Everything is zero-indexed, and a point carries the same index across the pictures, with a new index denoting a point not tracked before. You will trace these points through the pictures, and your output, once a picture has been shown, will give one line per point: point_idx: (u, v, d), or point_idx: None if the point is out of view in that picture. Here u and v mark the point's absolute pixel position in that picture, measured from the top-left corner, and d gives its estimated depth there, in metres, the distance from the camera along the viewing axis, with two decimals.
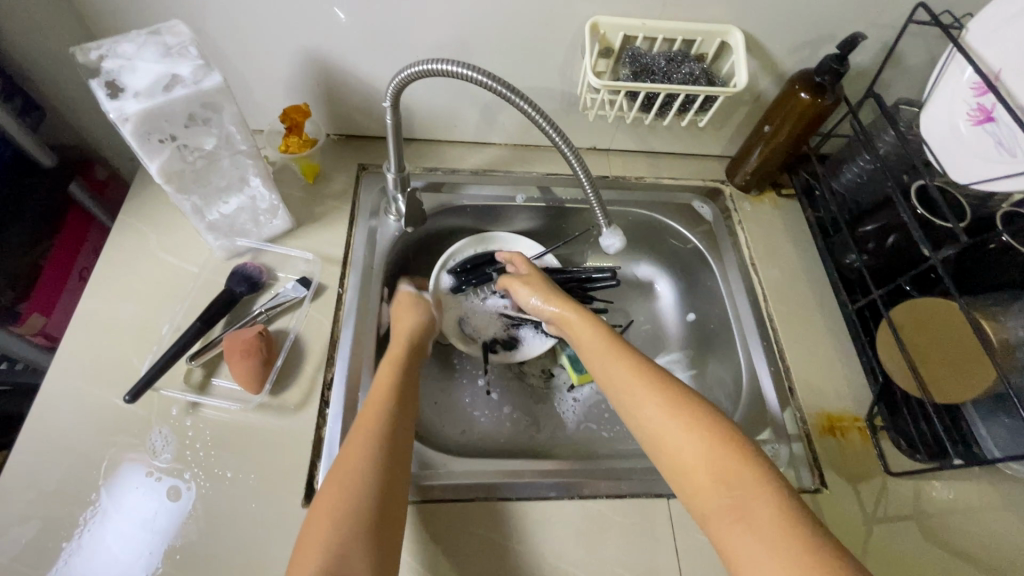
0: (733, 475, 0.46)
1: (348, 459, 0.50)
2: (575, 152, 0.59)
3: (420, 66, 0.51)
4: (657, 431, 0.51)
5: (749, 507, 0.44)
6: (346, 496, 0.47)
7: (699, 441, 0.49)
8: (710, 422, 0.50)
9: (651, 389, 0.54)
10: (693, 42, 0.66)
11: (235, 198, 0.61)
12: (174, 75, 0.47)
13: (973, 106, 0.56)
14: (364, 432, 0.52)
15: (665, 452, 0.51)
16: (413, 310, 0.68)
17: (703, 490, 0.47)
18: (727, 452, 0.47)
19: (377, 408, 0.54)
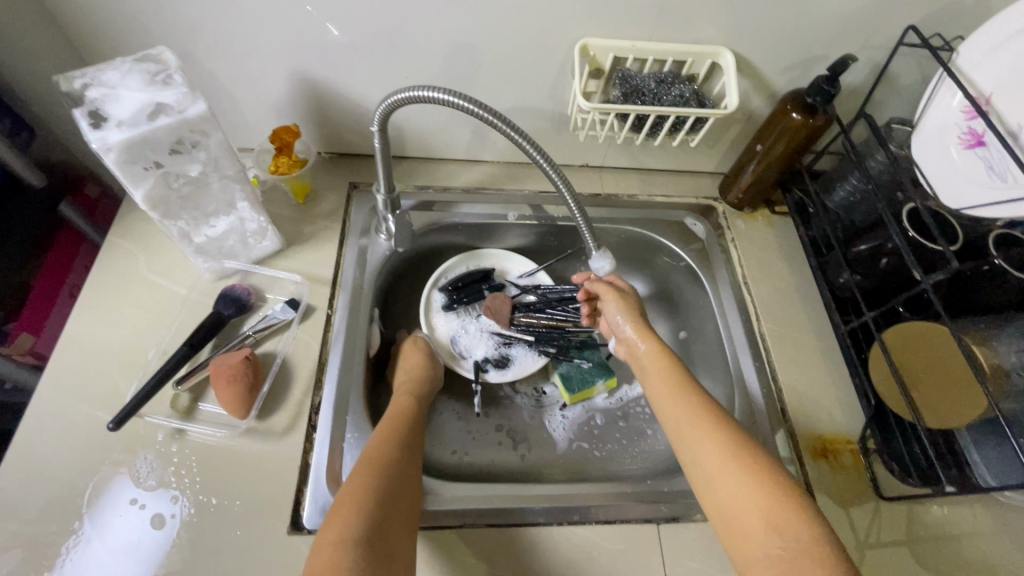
0: (790, 520, 0.46)
1: (365, 465, 0.51)
2: (561, 175, 0.58)
3: (407, 93, 0.51)
4: (712, 471, 0.52)
5: (805, 554, 0.44)
6: (367, 494, 0.48)
7: (752, 483, 0.49)
8: (763, 465, 0.51)
9: (708, 427, 0.55)
10: (684, 62, 0.66)
11: (224, 220, 0.61)
12: (159, 104, 0.47)
13: (964, 129, 0.56)
14: (380, 443, 0.54)
15: (716, 489, 0.51)
16: (421, 346, 0.72)
17: (755, 531, 0.47)
18: (779, 496, 0.48)
19: (392, 425, 0.57)
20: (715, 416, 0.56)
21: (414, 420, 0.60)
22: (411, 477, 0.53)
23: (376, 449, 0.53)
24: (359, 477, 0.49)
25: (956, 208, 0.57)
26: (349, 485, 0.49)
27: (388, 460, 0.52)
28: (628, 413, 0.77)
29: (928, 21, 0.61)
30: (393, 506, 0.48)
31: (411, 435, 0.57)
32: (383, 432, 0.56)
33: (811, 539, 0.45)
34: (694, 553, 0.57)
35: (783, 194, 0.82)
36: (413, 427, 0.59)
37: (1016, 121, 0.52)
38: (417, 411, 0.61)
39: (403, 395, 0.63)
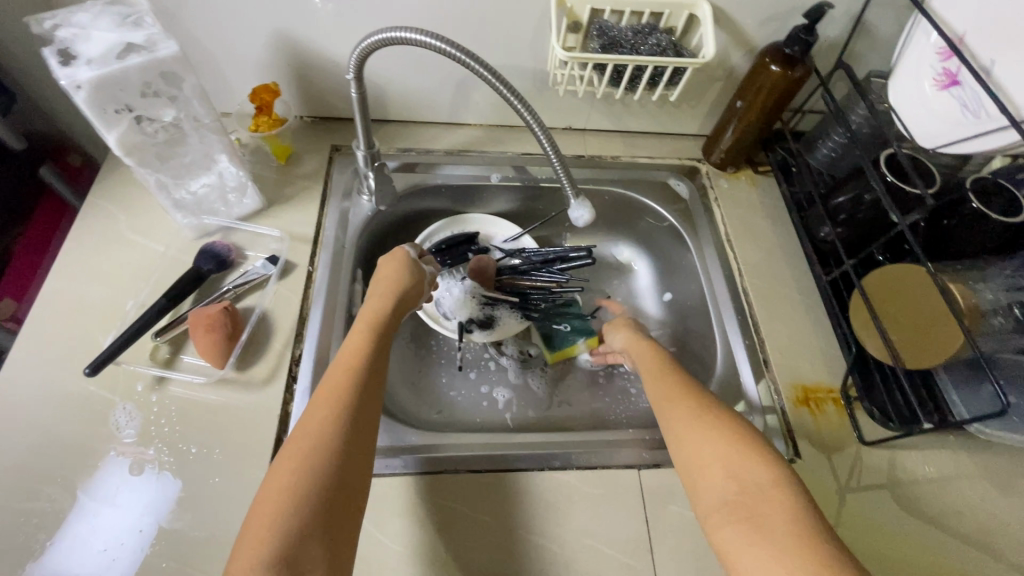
0: (749, 465, 0.47)
1: (298, 443, 0.45)
2: (541, 125, 0.58)
3: (382, 34, 0.51)
4: (679, 432, 0.52)
5: (761, 497, 0.44)
6: (303, 480, 0.43)
7: (717, 438, 0.49)
8: (729, 419, 0.51)
9: (680, 393, 0.55)
10: (661, 14, 0.66)
11: (203, 176, 0.61)
12: (129, 43, 0.47)
13: (939, 71, 0.56)
14: (320, 412, 0.47)
15: (683, 450, 0.51)
16: (398, 268, 0.64)
17: (713, 486, 0.47)
18: (741, 445, 0.48)
19: (339, 385, 0.50)
20: (684, 381, 0.57)
21: (369, 374, 0.52)
22: (357, 449, 0.46)
23: (314, 420, 0.47)
24: (291, 458, 0.44)
25: (931, 148, 0.58)
26: (288, 455, 0.44)
27: (327, 434, 0.45)
28: (612, 373, 0.78)
29: None
30: (343, 466, 0.45)
31: (364, 396, 0.50)
32: (333, 390, 0.49)
33: (771, 486, 0.45)
34: (675, 497, 0.57)
35: (766, 153, 0.82)
36: (375, 378, 0.52)
37: (989, 57, 0.52)
38: (376, 363, 0.54)
39: (359, 338, 0.55)
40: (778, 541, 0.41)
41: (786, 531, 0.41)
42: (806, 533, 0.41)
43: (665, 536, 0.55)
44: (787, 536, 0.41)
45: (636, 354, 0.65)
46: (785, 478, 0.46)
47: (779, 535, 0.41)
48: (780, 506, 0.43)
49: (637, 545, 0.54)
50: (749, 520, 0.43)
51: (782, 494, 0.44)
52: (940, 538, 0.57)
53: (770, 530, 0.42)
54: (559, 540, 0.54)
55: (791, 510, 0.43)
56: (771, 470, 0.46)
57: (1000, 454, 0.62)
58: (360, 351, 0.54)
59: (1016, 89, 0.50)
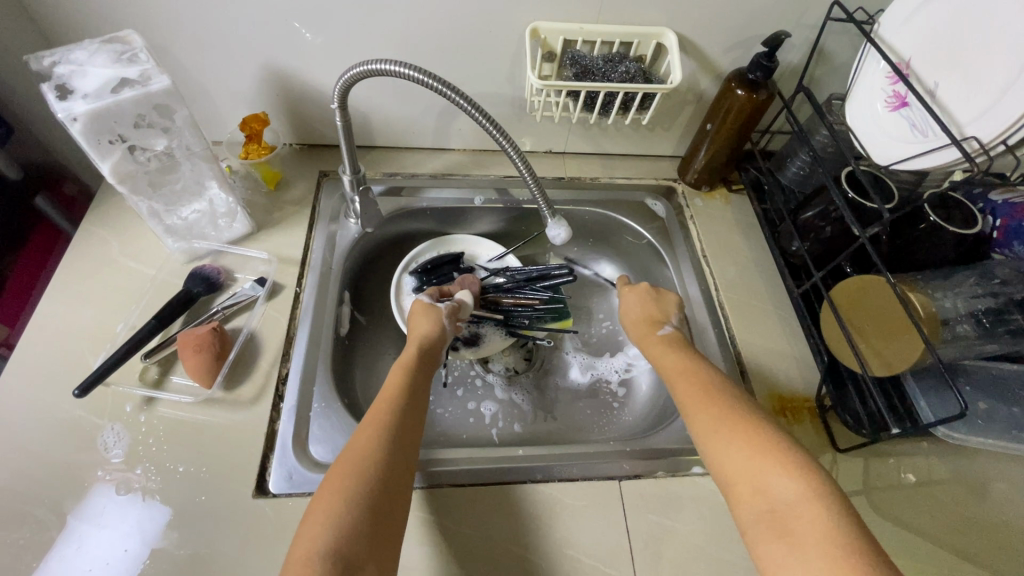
0: (776, 477, 0.46)
1: (341, 473, 0.46)
2: (516, 147, 0.61)
3: (364, 66, 0.55)
4: (704, 437, 0.52)
5: (794, 511, 0.43)
6: (347, 495, 0.45)
7: (746, 446, 0.49)
8: (757, 423, 0.51)
9: (704, 396, 0.55)
10: (630, 44, 0.70)
11: (194, 202, 0.63)
12: (123, 78, 0.50)
13: (889, 93, 0.60)
14: (361, 444, 0.49)
15: (713, 458, 0.51)
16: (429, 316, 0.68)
17: (745, 498, 0.47)
18: (769, 453, 0.48)
19: (380, 413, 0.53)
20: (709, 382, 0.57)
21: (405, 410, 0.54)
22: (397, 478, 0.48)
23: (356, 453, 0.48)
24: (331, 491, 0.45)
25: (885, 166, 0.60)
26: (335, 473, 0.47)
27: (371, 465, 0.47)
28: (597, 389, 0.79)
29: None
30: (390, 483, 0.47)
31: (406, 421, 0.53)
32: (375, 417, 0.52)
33: (804, 494, 0.44)
34: (655, 507, 0.59)
35: (739, 173, 0.85)
36: (413, 406, 0.55)
37: (933, 80, 0.56)
38: (415, 394, 0.57)
39: (398, 376, 0.58)
40: (817, 561, 0.40)
41: (825, 550, 0.40)
42: (844, 553, 0.40)
43: (646, 545, 0.56)
44: (827, 555, 0.40)
45: (655, 352, 0.64)
46: (816, 490, 0.44)
47: (817, 554, 0.40)
48: (817, 522, 0.42)
49: (616, 556, 0.55)
50: (788, 535, 0.42)
51: (815, 508, 0.43)
52: (919, 544, 0.57)
53: (807, 548, 0.41)
54: (542, 552, 0.54)
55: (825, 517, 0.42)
56: (802, 482, 0.45)
57: (973, 459, 0.63)
58: (398, 388, 0.57)
59: (957, 109, 0.53)
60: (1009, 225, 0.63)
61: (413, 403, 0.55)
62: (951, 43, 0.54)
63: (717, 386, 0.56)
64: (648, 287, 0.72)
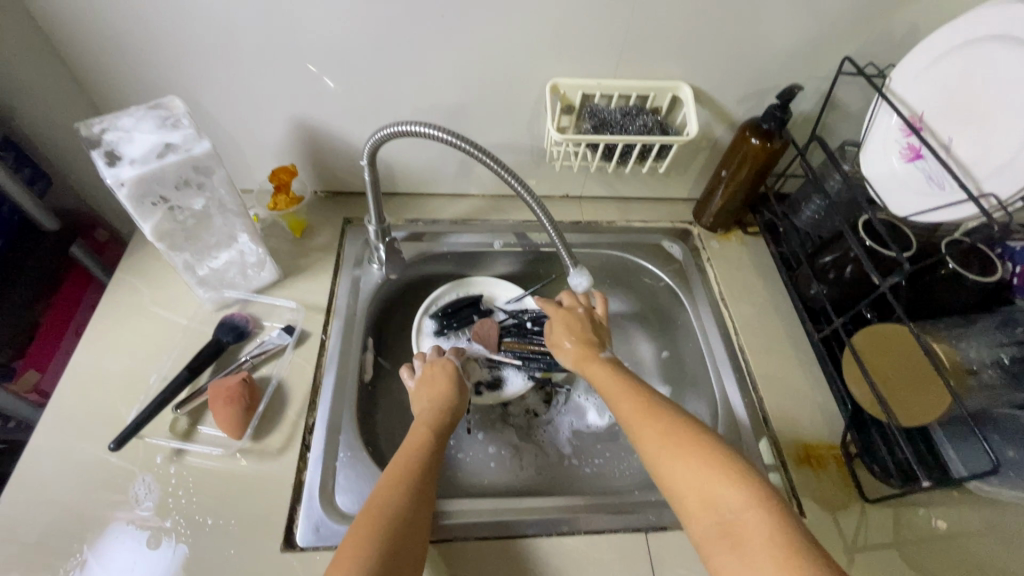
0: (721, 488, 0.47)
1: (366, 522, 0.48)
2: (537, 199, 0.62)
3: (394, 128, 0.57)
4: (651, 456, 0.53)
5: (742, 523, 0.45)
6: (367, 541, 0.46)
7: (690, 460, 0.50)
8: (696, 433, 0.53)
9: (645, 414, 0.56)
10: (647, 97, 0.73)
11: (225, 253, 0.65)
12: (168, 144, 0.53)
13: (904, 145, 0.61)
14: (383, 494, 0.51)
15: (660, 474, 0.51)
16: (448, 368, 0.69)
17: (696, 513, 0.48)
18: (712, 464, 0.49)
19: (403, 464, 0.55)
20: (647, 399, 0.59)
21: (427, 464, 0.56)
22: (415, 529, 0.49)
23: (379, 502, 0.50)
24: (358, 538, 0.47)
25: (904, 217, 0.61)
26: (359, 521, 0.48)
27: (393, 513, 0.49)
28: (617, 433, 0.79)
29: (862, 52, 0.68)
30: (409, 532, 0.49)
31: (427, 473, 0.55)
32: (398, 468, 0.54)
33: (748, 503, 0.46)
34: (682, 560, 0.58)
35: (754, 216, 0.87)
36: (432, 459, 0.57)
37: (947, 134, 0.57)
38: (435, 449, 0.59)
39: (419, 431, 0.61)
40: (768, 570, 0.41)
41: (773, 559, 0.42)
42: (789, 557, 0.42)
43: None
44: (776, 560, 0.41)
45: (592, 374, 0.66)
46: (756, 496, 0.46)
47: (767, 560, 0.42)
48: (762, 530, 0.44)
49: None
50: (738, 547, 0.44)
51: (759, 514, 0.45)
52: None
53: (757, 555, 0.42)
54: None
55: (768, 525, 0.44)
56: (746, 492, 0.47)
57: (1003, 509, 0.62)
58: (421, 442, 0.59)
59: (974, 165, 0.55)
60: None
61: (433, 457, 0.57)
62: (963, 100, 0.56)
63: (658, 403, 0.58)
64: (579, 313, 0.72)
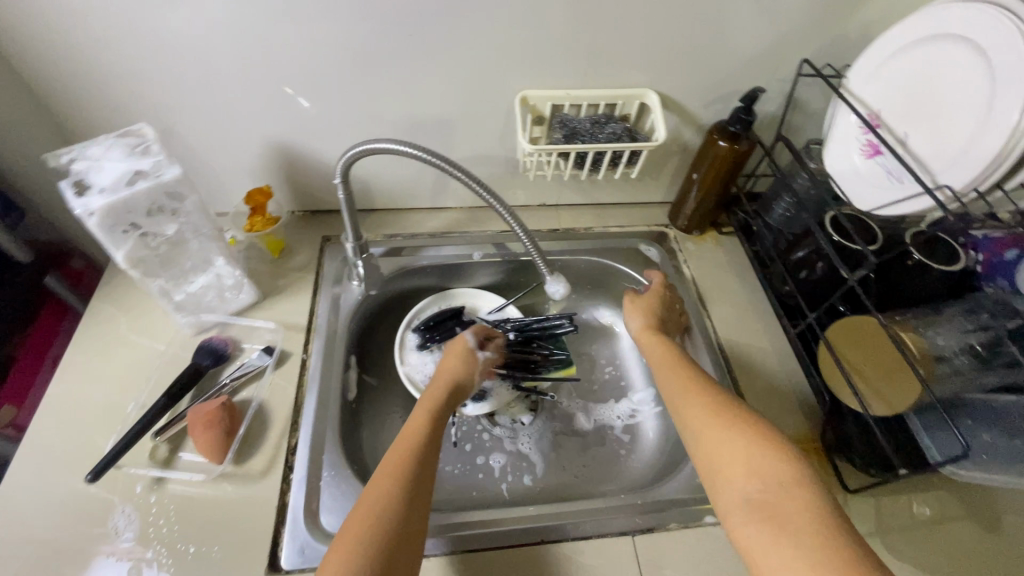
0: (767, 464, 0.49)
1: (371, 500, 0.49)
2: (508, 209, 0.64)
3: (364, 146, 0.58)
4: (697, 431, 0.55)
5: (782, 497, 0.47)
6: (371, 519, 0.47)
7: (738, 436, 0.52)
8: (745, 413, 0.55)
9: (695, 390, 0.59)
10: (615, 105, 0.74)
11: (202, 276, 0.65)
12: (137, 170, 0.53)
13: (863, 142, 0.64)
14: (390, 471, 0.52)
15: (706, 446, 0.54)
16: (458, 350, 0.70)
17: (737, 483, 0.50)
18: (759, 442, 0.51)
19: (407, 444, 0.55)
20: (697, 377, 0.61)
21: (430, 445, 0.56)
22: (418, 509, 0.50)
23: (386, 478, 0.51)
24: (360, 516, 0.47)
25: (868, 212, 0.62)
26: (366, 498, 0.49)
27: (396, 494, 0.49)
28: (604, 436, 0.79)
29: (819, 55, 0.71)
30: (413, 511, 0.49)
31: (429, 455, 0.55)
32: (402, 448, 0.55)
33: (791, 481, 0.48)
34: (670, 563, 0.58)
35: (728, 216, 0.88)
36: (434, 440, 0.57)
37: (902, 130, 0.59)
38: (439, 431, 0.58)
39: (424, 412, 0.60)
40: (804, 541, 0.43)
41: (811, 533, 0.43)
42: (827, 534, 0.43)
43: None
44: (814, 534, 0.43)
45: (646, 347, 0.68)
46: (800, 474, 0.48)
47: (807, 532, 0.44)
48: (802, 507, 0.46)
49: None
50: (774, 519, 0.46)
51: (801, 492, 0.47)
52: None
53: (795, 527, 0.44)
54: None
55: (811, 502, 0.46)
56: (791, 469, 0.48)
57: (981, 492, 0.64)
58: (424, 422, 0.58)
59: (929, 159, 0.56)
60: (992, 259, 0.65)
61: (435, 438, 0.57)
62: (915, 97, 0.58)
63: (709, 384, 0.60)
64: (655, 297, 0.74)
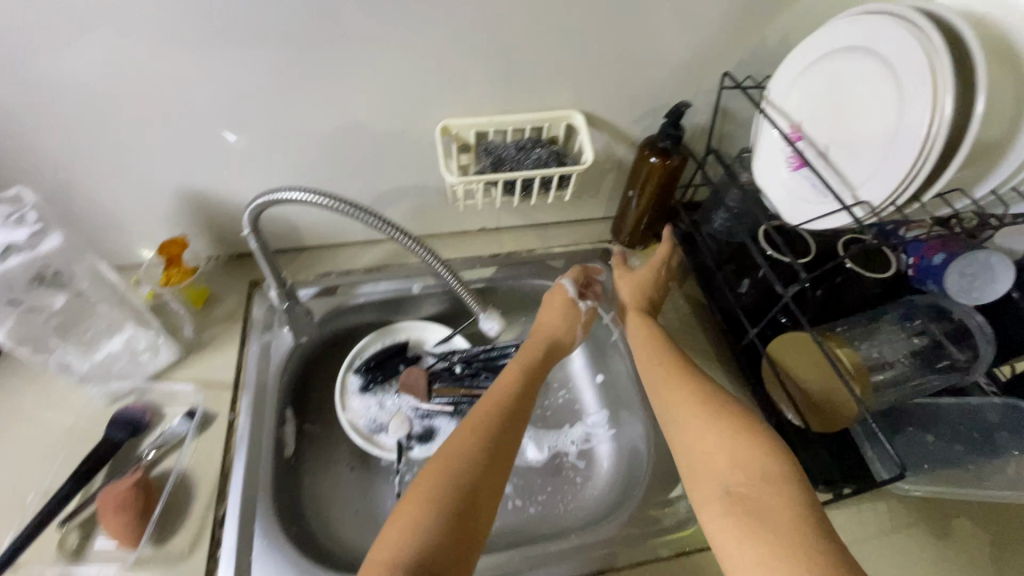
0: (749, 454, 0.48)
1: (451, 458, 0.51)
2: (415, 239, 0.64)
3: (268, 196, 0.55)
4: (680, 421, 0.54)
5: (763, 490, 0.45)
6: (456, 475, 0.50)
7: (722, 427, 0.51)
8: (728, 402, 0.53)
9: (682, 376, 0.58)
10: (542, 128, 0.72)
11: (110, 344, 0.61)
12: (9, 244, 0.49)
13: (788, 154, 0.63)
14: (481, 425, 0.55)
15: (687, 434, 0.53)
16: (554, 307, 0.73)
17: (717, 473, 0.48)
18: (742, 432, 0.49)
19: (492, 407, 0.58)
20: (680, 364, 0.60)
21: (511, 415, 0.58)
22: (497, 469, 0.52)
23: (473, 433, 0.54)
24: (438, 474, 0.50)
25: (797, 226, 0.61)
26: (439, 457, 0.52)
27: (475, 457, 0.52)
28: (559, 465, 0.78)
29: (740, 67, 0.70)
30: (491, 472, 0.51)
31: (510, 423, 0.57)
32: (487, 410, 0.58)
33: (774, 473, 0.46)
34: None
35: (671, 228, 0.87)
36: (517, 408, 0.59)
37: (824, 142, 0.59)
38: (523, 399, 0.61)
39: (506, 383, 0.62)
40: (782, 535, 0.41)
41: (789, 527, 0.42)
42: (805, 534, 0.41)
43: None
44: (793, 530, 0.41)
45: (629, 329, 0.68)
46: (782, 466, 0.46)
47: (784, 527, 0.42)
48: (783, 500, 0.44)
49: None
50: (752, 513, 0.44)
51: (783, 485, 0.45)
52: None
53: (774, 520, 0.42)
54: None
55: (791, 495, 0.44)
56: (773, 462, 0.47)
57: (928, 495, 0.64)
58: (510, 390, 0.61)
59: (850, 171, 0.56)
60: (921, 263, 0.63)
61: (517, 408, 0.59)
62: (834, 108, 0.57)
63: (693, 371, 0.59)
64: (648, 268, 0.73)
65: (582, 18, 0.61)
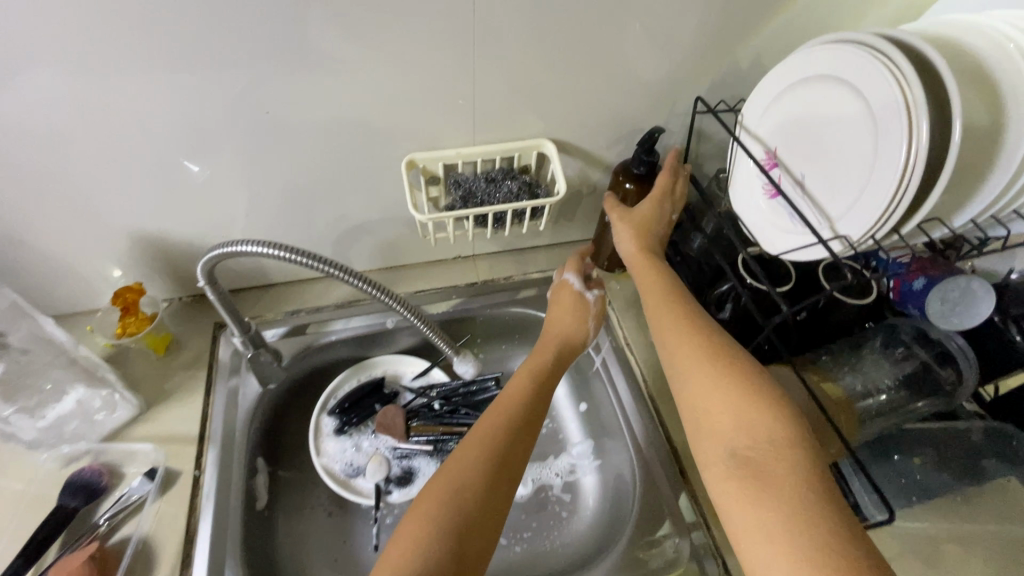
0: (758, 420, 0.45)
1: (457, 465, 0.50)
2: (368, 280, 0.60)
3: (220, 249, 0.52)
4: (686, 379, 0.51)
5: (769, 458, 0.43)
6: (459, 484, 0.48)
7: (729, 388, 0.48)
8: (738, 357, 0.50)
9: (688, 327, 0.54)
10: (512, 157, 0.70)
11: (59, 407, 0.59)
12: None
13: (764, 181, 0.61)
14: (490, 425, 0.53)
15: (693, 393, 0.50)
16: (568, 295, 0.70)
17: (723, 437, 0.46)
18: (750, 395, 0.47)
19: (505, 406, 0.56)
20: (689, 313, 0.57)
21: (524, 418, 0.55)
22: (507, 476, 0.50)
23: (484, 435, 0.52)
24: (441, 483, 0.48)
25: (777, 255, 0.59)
26: (444, 465, 0.50)
27: (481, 462, 0.50)
28: (545, 500, 0.75)
29: (712, 90, 0.68)
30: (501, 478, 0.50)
31: (523, 426, 0.55)
32: (496, 411, 0.56)
33: (782, 440, 0.44)
34: None
35: None
36: (525, 409, 0.56)
37: (800, 169, 0.57)
38: (536, 398, 0.58)
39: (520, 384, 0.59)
40: (783, 508, 0.40)
41: (791, 500, 0.40)
42: (809, 510, 0.39)
43: None
44: (794, 506, 0.39)
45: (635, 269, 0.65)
46: (790, 436, 0.44)
47: (786, 502, 0.40)
48: (789, 470, 0.42)
49: None
50: (755, 481, 0.42)
51: (791, 453, 0.43)
52: None
53: (775, 489, 0.41)
54: None
55: (797, 467, 0.42)
56: (782, 428, 0.44)
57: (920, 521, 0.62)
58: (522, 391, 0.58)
59: (827, 200, 0.54)
60: (902, 285, 0.62)
61: (527, 408, 0.56)
62: (809, 135, 0.56)
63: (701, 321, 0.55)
64: (654, 195, 0.67)
65: (547, 50, 0.59)
